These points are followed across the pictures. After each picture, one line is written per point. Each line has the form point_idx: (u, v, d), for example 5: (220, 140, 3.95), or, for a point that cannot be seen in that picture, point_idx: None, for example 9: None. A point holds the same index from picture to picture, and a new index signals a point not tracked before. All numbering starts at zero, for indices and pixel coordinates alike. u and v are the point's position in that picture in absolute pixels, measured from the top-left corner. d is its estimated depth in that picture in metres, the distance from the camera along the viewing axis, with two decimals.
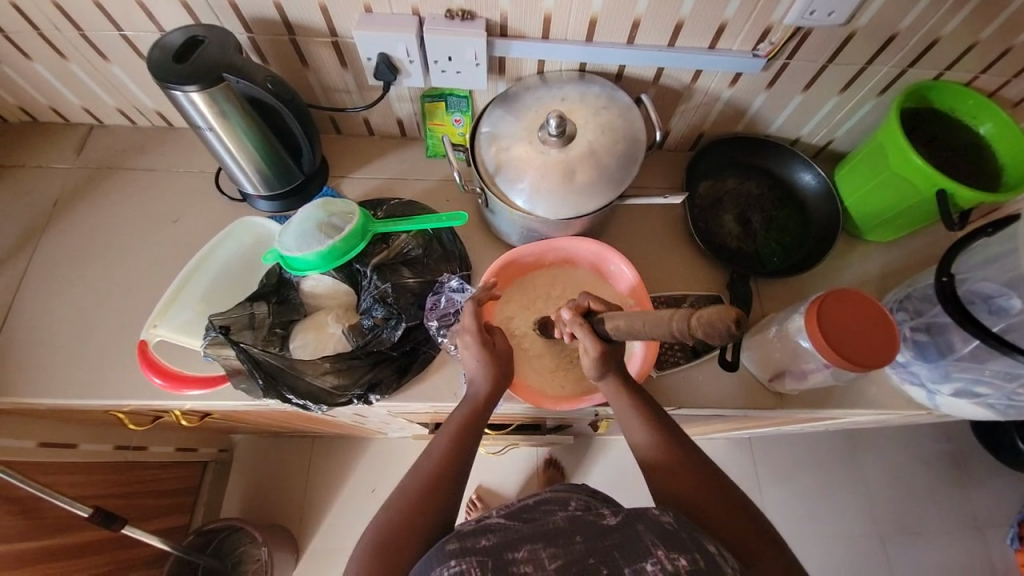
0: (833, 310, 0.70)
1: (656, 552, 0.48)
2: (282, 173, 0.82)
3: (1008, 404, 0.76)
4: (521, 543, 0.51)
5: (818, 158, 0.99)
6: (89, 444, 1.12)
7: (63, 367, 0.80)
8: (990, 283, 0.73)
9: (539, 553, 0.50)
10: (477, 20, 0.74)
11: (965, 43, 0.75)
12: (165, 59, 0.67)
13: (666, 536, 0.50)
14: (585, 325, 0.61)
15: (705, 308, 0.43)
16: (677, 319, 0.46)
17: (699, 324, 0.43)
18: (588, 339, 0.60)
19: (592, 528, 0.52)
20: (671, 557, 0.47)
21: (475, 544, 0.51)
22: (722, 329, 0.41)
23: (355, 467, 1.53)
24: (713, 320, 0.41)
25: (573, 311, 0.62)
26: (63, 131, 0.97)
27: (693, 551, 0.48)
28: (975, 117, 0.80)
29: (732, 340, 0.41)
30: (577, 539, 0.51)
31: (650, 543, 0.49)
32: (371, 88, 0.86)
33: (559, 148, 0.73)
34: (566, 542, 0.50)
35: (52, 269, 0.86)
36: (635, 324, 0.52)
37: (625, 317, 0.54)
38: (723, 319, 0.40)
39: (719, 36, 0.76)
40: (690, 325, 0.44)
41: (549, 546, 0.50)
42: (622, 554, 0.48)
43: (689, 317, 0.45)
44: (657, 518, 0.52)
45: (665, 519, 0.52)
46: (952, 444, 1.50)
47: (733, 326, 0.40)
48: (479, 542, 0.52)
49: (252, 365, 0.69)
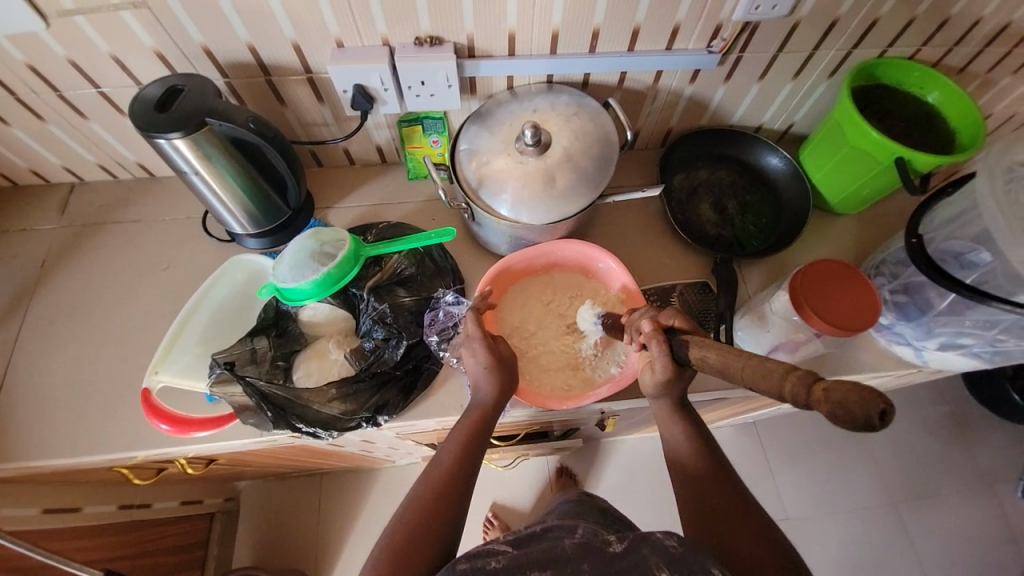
0: (826, 274, 0.75)
1: None
2: (269, 209, 0.84)
3: (993, 351, 0.79)
4: (530, 566, 0.51)
5: (782, 142, 1.03)
6: (92, 506, 1.09)
7: (64, 427, 0.79)
8: (958, 240, 0.77)
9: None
10: (445, 44, 0.77)
11: (903, 20, 0.81)
12: (146, 110, 0.68)
13: (673, 562, 0.50)
14: (664, 342, 0.58)
15: (838, 380, 0.36)
16: (796, 380, 0.40)
17: (826, 396, 0.36)
18: (662, 358, 0.58)
19: (600, 555, 0.52)
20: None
21: (485, 566, 0.52)
22: (860, 418, 0.34)
23: (367, 499, 1.50)
24: (849, 400, 0.35)
25: (654, 327, 0.59)
26: (45, 193, 0.97)
27: (697, 573, 0.49)
28: (922, 87, 0.85)
29: (866, 430, 0.35)
30: (585, 567, 0.51)
31: (655, 567, 0.50)
32: (348, 119, 0.88)
33: (536, 156, 0.76)
34: (574, 569, 0.51)
35: (45, 330, 0.86)
36: (727, 362, 0.47)
37: (719, 350, 0.50)
38: (869, 403, 0.34)
39: (674, 37, 0.81)
40: (812, 392, 0.38)
41: (557, 572, 0.51)
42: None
43: (813, 386, 0.38)
44: (662, 542, 0.52)
45: (670, 543, 0.51)
46: (951, 405, 1.54)
47: (877, 416, 0.34)
48: (488, 565, 0.52)
49: (260, 399, 0.69)
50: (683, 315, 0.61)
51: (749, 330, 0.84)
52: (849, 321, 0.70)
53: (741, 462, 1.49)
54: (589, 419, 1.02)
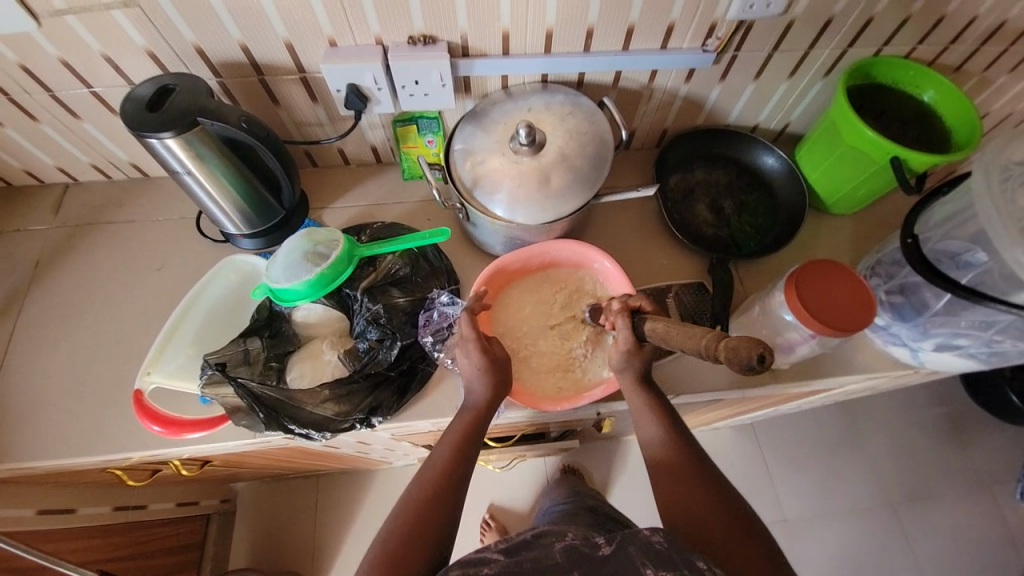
0: (826, 274, 0.74)
1: (646, 573, 0.50)
2: (263, 209, 0.83)
3: (989, 352, 0.79)
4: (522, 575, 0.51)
5: (778, 142, 1.03)
6: (87, 508, 1.08)
7: (57, 428, 0.79)
8: (954, 240, 0.77)
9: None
10: (439, 43, 0.77)
11: (898, 18, 0.80)
12: (137, 110, 0.68)
13: (658, 558, 0.52)
14: (627, 318, 0.65)
15: (734, 337, 0.44)
16: (709, 339, 0.48)
17: (725, 348, 0.44)
18: (624, 332, 0.65)
19: (589, 561, 0.53)
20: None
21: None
22: (745, 361, 0.42)
23: (364, 500, 1.50)
24: (737, 348, 0.43)
25: (621, 306, 0.66)
26: (39, 193, 0.97)
27: (681, 568, 0.50)
28: (917, 86, 0.85)
29: (750, 373, 0.42)
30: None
31: (640, 563, 0.51)
32: (342, 119, 0.88)
33: (531, 156, 0.76)
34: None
35: (38, 330, 0.85)
36: (670, 330, 0.55)
37: (664, 322, 0.58)
38: (749, 349, 0.42)
39: (669, 36, 0.81)
40: (718, 346, 0.46)
41: None
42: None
43: (719, 342, 0.46)
44: (648, 539, 0.54)
45: (655, 539, 0.54)
46: (948, 405, 1.54)
47: (757, 360, 0.42)
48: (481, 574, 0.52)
49: (252, 400, 0.69)
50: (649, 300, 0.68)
51: (744, 330, 0.84)
52: (844, 324, 0.70)
53: (739, 463, 1.49)
54: (586, 420, 1.02)
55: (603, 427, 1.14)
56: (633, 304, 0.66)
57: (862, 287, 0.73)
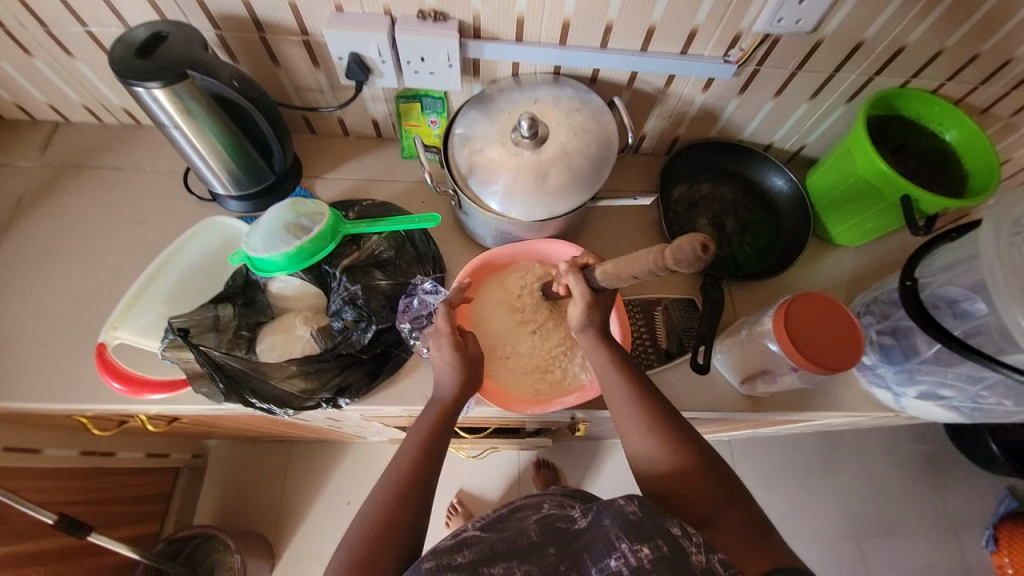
0: (813, 314, 0.72)
1: (620, 546, 0.51)
2: (253, 172, 0.81)
3: (973, 407, 0.77)
4: (497, 559, 0.54)
5: (791, 164, 1.00)
6: (54, 450, 1.08)
7: (22, 372, 0.77)
8: (955, 288, 0.75)
9: (514, 570, 0.53)
10: (450, 21, 0.74)
11: (930, 51, 0.77)
12: (127, 55, 0.65)
13: (630, 527, 0.51)
14: (580, 274, 0.65)
15: (676, 240, 0.48)
16: (654, 252, 0.51)
17: (672, 253, 0.48)
18: (579, 287, 0.64)
19: (562, 536, 0.56)
20: (635, 548, 0.50)
21: (451, 562, 0.54)
22: (691, 253, 0.46)
23: (334, 472, 1.50)
24: (681, 245, 0.47)
25: (570, 264, 0.66)
26: (28, 129, 0.94)
27: (657, 538, 0.50)
28: (941, 124, 0.81)
29: (701, 260, 0.47)
30: (549, 551, 0.54)
31: (615, 537, 0.51)
32: (344, 88, 0.85)
33: (531, 150, 0.73)
34: (540, 556, 0.54)
35: (14, 269, 0.84)
36: (620, 266, 0.57)
37: (612, 261, 0.59)
38: (692, 242, 0.46)
39: (690, 42, 0.77)
40: (664, 255, 0.50)
41: (523, 563, 0.54)
42: (591, 556, 0.52)
43: (664, 251, 0.50)
44: (621, 508, 0.53)
45: (629, 509, 0.52)
46: (927, 446, 1.53)
47: (700, 249, 0.46)
48: (455, 559, 0.54)
49: (213, 369, 0.68)
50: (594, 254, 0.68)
51: (728, 353, 0.82)
52: (843, 362, 0.69)
53: None
54: (561, 422, 1.01)
55: (578, 430, 1.13)
56: (581, 261, 0.67)
57: (841, 328, 0.71)
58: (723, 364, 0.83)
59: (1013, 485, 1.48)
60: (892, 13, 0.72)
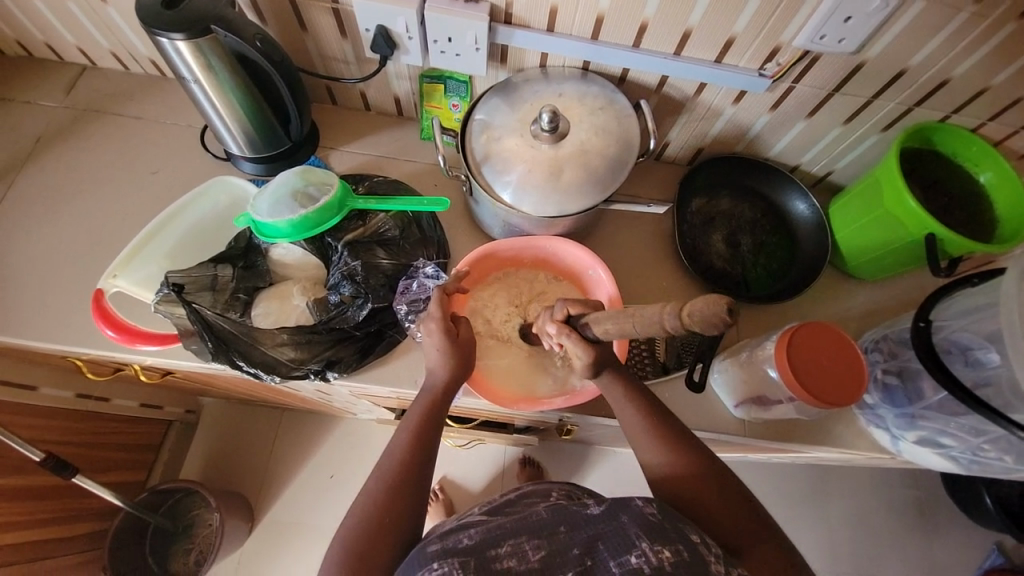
0: (823, 348, 0.69)
1: (640, 544, 0.48)
2: (268, 136, 0.80)
3: (972, 460, 0.75)
4: (505, 539, 0.52)
5: (816, 189, 0.97)
6: (49, 389, 1.10)
7: (23, 308, 0.78)
8: (969, 335, 0.72)
9: (523, 547, 0.51)
10: (482, 3, 0.72)
11: (975, 87, 0.73)
12: (153, 4, 0.65)
13: (651, 528, 0.50)
14: (573, 331, 0.57)
15: (692, 301, 0.40)
16: (667, 312, 0.43)
17: (691, 320, 0.40)
18: (578, 346, 0.57)
19: (576, 519, 0.53)
20: (656, 549, 0.48)
21: (456, 545, 0.52)
22: (716, 321, 0.38)
23: (320, 444, 1.51)
24: (703, 313, 0.39)
25: (557, 324, 0.58)
26: (55, 69, 0.94)
27: (676, 543, 0.49)
28: (977, 165, 0.78)
29: (730, 325, 0.39)
30: (560, 530, 0.52)
31: (635, 535, 0.49)
32: (369, 61, 0.84)
33: (549, 144, 0.71)
34: (550, 534, 0.52)
35: (27, 207, 0.84)
36: (624, 327, 0.49)
37: (610, 319, 0.51)
38: (713, 308, 0.38)
39: (726, 51, 0.75)
40: (681, 320, 0.42)
41: (533, 539, 0.52)
42: (607, 547, 0.49)
43: (678, 311, 0.42)
44: (641, 509, 0.52)
45: (648, 510, 0.52)
46: (920, 492, 1.50)
47: (725, 314, 0.38)
48: (461, 542, 0.53)
49: (202, 328, 0.68)
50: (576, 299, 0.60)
51: (728, 374, 0.79)
52: (849, 397, 0.67)
53: None
54: (549, 423, 0.99)
55: (566, 433, 1.11)
56: (564, 315, 0.58)
57: (857, 373, 0.68)
58: (719, 383, 0.81)
59: (1003, 542, 1.44)
60: (940, 43, 0.69)
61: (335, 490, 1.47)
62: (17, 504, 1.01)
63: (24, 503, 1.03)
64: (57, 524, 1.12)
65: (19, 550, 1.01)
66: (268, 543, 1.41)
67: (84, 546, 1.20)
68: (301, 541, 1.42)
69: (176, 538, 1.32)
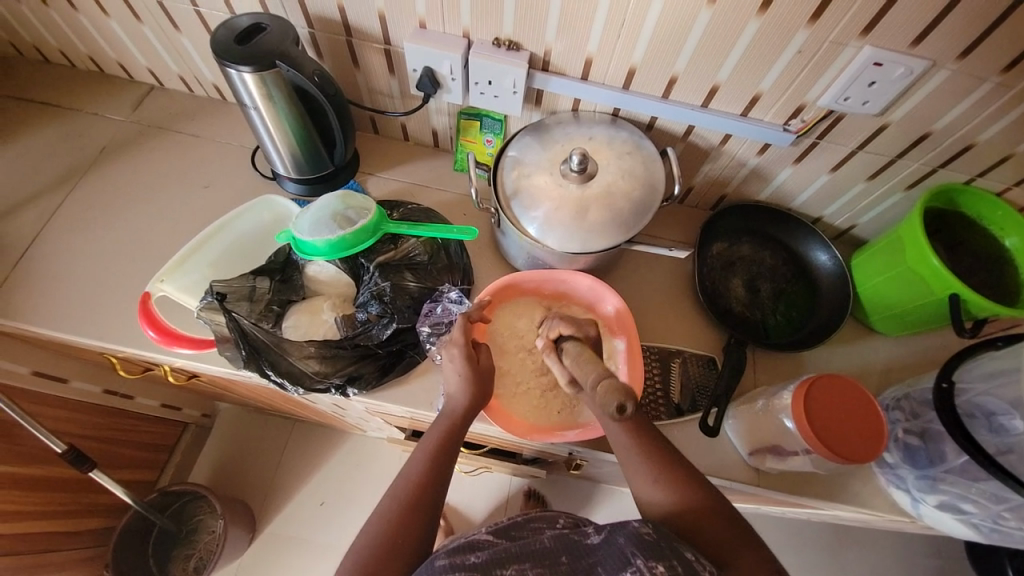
0: (822, 396, 0.69)
1: (635, 562, 0.48)
2: (314, 160, 0.86)
3: (993, 528, 0.73)
4: (510, 559, 0.54)
5: (838, 241, 0.98)
6: (81, 382, 1.15)
7: (70, 303, 0.83)
8: (994, 400, 0.70)
9: (526, 573, 0.52)
10: (522, 51, 0.78)
11: (999, 153, 0.75)
12: (228, 39, 0.72)
13: (645, 546, 0.49)
14: (554, 351, 0.67)
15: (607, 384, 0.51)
16: (593, 376, 0.55)
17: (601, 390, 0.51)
18: (556, 367, 0.65)
19: (577, 548, 0.54)
20: (650, 565, 0.47)
21: (464, 561, 0.54)
22: (608, 409, 0.49)
23: (328, 457, 1.52)
24: (604, 397, 0.50)
25: (547, 341, 0.69)
26: (125, 87, 1.03)
27: (671, 558, 0.48)
28: (1001, 228, 0.78)
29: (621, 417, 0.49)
30: (563, 560, 0.53)
31: (630, 553, 0.49)
32: (412, 97, 0.90)
33: (577, 184, 0.75)
34: (553, 562, 0.53)
35: (85, 210, 0.91)
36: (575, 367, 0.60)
37: (572, 354, 0.62)
38: (610, 400, 0.49)
39: (752, 106, 0.78)
40: (596, 384, 0.53)
41: (536, 566, 0.52)
42: (604, 568, 0.50)
43: (599, 379, 0.53)
44: (637, 530, 0.51)
45: (644, 530, 0.51)
46: (943, 561, 1.42)
47: (616, 409, 0.49)
48: (468, 559, 0.54)
49: (239, 336, 0.71)
50: (567, 321, 0.69)
51: (744, 419, 0.79)
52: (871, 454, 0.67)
53: None
54: (557, 456, 0.99)
55: (572, 468, 1.11)
56: (555, 334, 0.68)
57: (868, 405, 0.69)
58: (733, 430, 0.80)
59: None
60: (963, 110, 0.71)
61: (327, 522, 1.45)
62: (33, 494, 1.03)
63: (39, 493, 1.06)
64: (67, 518, 1.14)
65: (30, 539, 1.03)
66: (267, 555, 1.41)
67: (89, 543, 1.21)
68: (300, 559, 1.41)
69: (178, 542, 1.32)
